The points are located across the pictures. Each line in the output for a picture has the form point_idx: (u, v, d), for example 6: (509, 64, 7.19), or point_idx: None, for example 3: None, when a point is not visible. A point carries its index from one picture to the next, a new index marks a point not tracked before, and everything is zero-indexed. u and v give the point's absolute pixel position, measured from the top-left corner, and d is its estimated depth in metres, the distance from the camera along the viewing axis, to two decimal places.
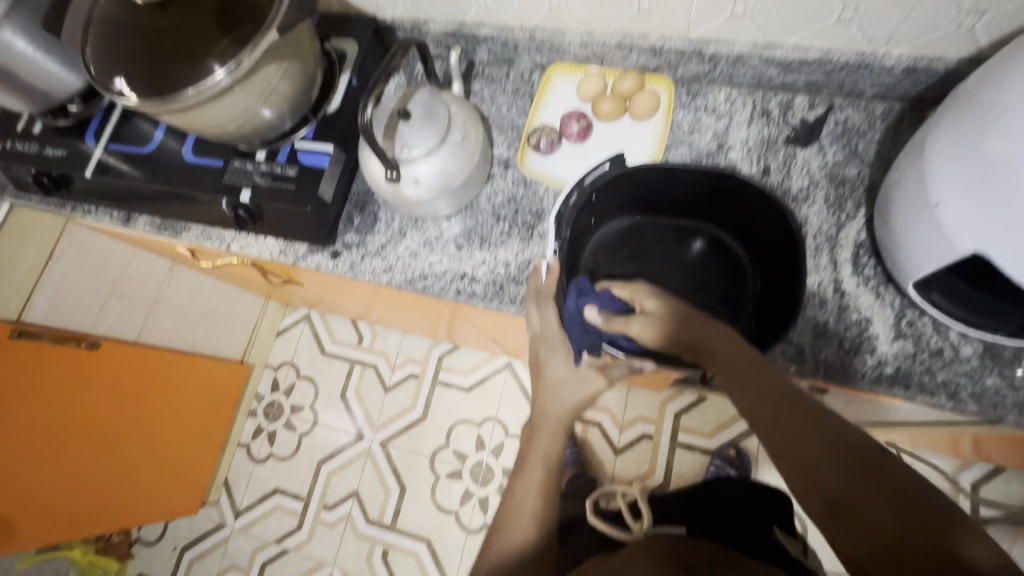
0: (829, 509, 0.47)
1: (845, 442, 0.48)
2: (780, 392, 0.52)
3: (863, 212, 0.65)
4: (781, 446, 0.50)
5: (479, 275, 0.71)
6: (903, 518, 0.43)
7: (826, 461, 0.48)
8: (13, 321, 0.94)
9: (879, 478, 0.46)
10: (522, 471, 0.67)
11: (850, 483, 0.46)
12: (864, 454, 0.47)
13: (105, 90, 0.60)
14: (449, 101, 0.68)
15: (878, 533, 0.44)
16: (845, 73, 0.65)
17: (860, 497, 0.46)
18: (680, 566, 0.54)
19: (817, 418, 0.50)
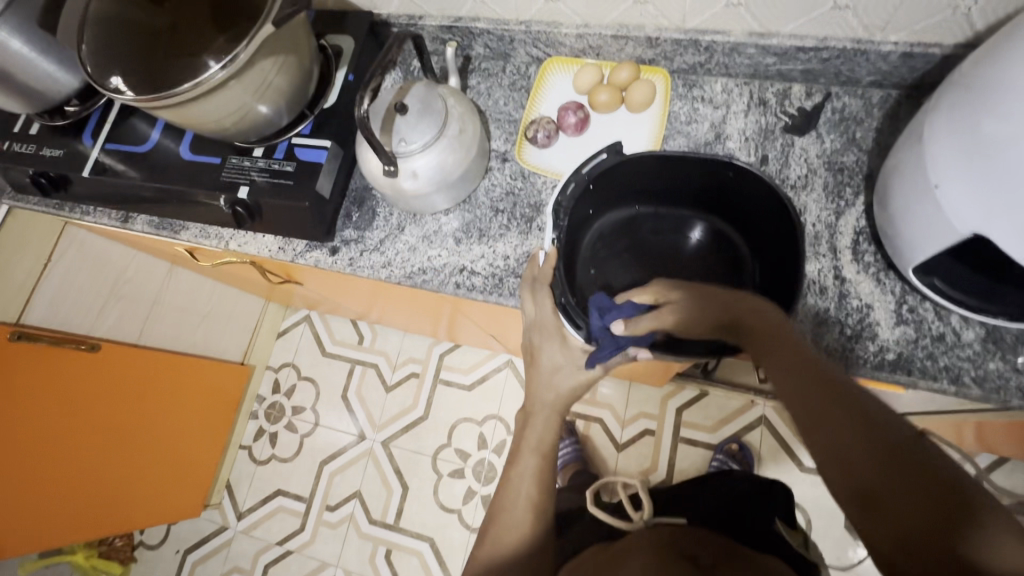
0: (858, 499, 0.47)
1: (882, 433, 0.47)
2: (818, 378, 0.51)
3: (862, 199, 0.65)
4: (815, 434, 0.50)
5: (478, 268, 0.71)
6: (934, 513, 0.43)
7: (859, 451, 0.47)
8: (13, 323, 0.94)
9: (914, 471, 0.45)
10: (517, 458, 0.67)
11: (883, 475, 0.46)
12: (900, 445, 0.47)
13: (100, 87, 0.59)
14: (446, 95, 0.68)
15: (907, 526, 0.44)
16: (841, 61, 0.65)
17: (894, 493, 0.45)
18: (683, 554, 0.54)
19: (854, 406, 0.49)
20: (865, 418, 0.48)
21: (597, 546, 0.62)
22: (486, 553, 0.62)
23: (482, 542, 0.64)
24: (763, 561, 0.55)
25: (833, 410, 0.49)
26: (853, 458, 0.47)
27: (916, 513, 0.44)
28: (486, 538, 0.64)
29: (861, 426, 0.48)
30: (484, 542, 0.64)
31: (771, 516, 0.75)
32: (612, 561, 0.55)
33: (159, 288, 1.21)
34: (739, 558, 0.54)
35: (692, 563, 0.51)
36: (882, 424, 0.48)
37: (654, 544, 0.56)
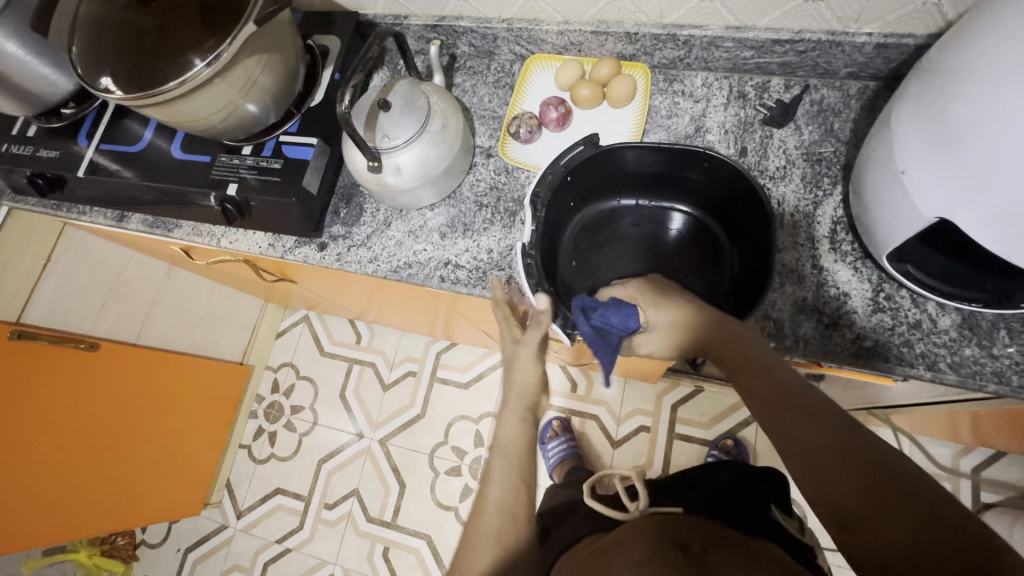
0: (839, 521, 0.45)
1: (857, 450, 0.46)
2: (790, 395, 0.51)
3: (840, 188, 0.65)
4: (791, 452, 0.49)
5: (463, 262, 0.72)
6: (919, 536, 0.41)
7: (834, 469, 0.46)
8: (14, 322, 0.95)
9: (893, 488, 0.43)
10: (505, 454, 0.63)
11: (863, 496, 0.44)
12: (876, 462, 0.45)
13: (92, 88, 0.61)
14: (429, 92, 0.69)
15: (892, 551, 0.41)
16: (818, 53, 0.66)
17: (869, 508, 0.43)
18: (675, 544, 0.52)
19: (827, 422, 0.48)
20: (837, 434, 0.47)
21: (589, 540, 0.63)
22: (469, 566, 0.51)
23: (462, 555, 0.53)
24: (760, 553, 0.54)
25: (805, 428, 0.48)
26: (828, 476, 0.46)
27: (898, 536, 0.41)
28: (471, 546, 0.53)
29: (835, 444, 0.46)
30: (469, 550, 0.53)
31: (765, 505, 0.73)
32: (602, 553, 0.55)
33: (158, 288, 1.23)
34: (733, 547, 0.53)
35: (684, 553, 0.50)
36: (858, 439, 0.47)
37: (644, 534, 0.56)
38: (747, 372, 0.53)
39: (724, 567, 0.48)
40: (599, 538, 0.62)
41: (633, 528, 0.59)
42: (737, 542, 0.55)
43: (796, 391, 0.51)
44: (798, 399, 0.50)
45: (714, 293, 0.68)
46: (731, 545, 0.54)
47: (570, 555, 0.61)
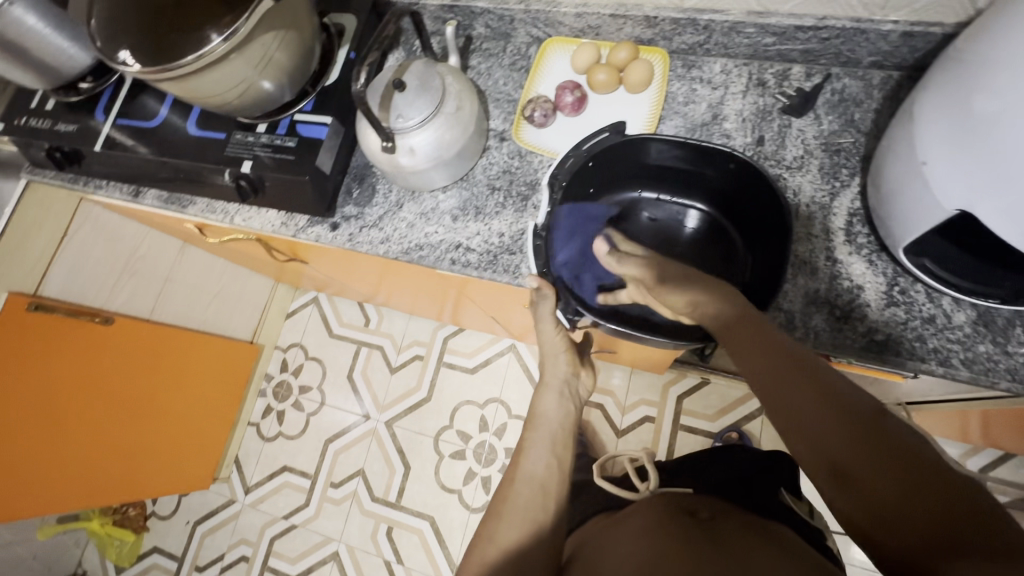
0: (831, 477, 0.44)
1: (849, 405, 0.45)
2: (783, 354, 0.50)
3: (858, 180, 0.65)
4: (785, 415, 0.47)
5: (474, 245, 0.72)
6: (912, 491, 0.41)
7: (827, 426, 0.45)
8: (31, 295, 0.97)
9: (887, 444, 0.43)
10: (530, 431, 0.69)
11: (857, 452, 0.43)
12: (869, 418, 0.44)
13: (111, 62, 0.61)
14: (444, 73, 0.69)
15: (885, 504, 0.41)
16: (841, 41, 0.64)
17: (864, 465, 0.43)
18: (685, 511, 0.58)
19: (819, 378, 0.47)
20: (830, 391, 0.46)
21: (600, 517, 0.68)
22: (501, 534, 0.60)
23: (497, 518, 0.62)
24: (763, 523, 0.58)
25: (799, 390, 0.47)
26: (822, 433, 0.45)
27: (891, 491, 0.41)
28: (503, 515, 0.62)
29: (827, 399, 0.46)
30: (499, 522, 0.61)
31: (771, 495, 0.72)
32: (617, 521, 0.61)
33: (171, 266, 1.23)
34: (738, 516, 0.58)
35: (691, 517, 0.57)
36: (853, 398, 0.46)
37: (654, 507, 0.60)
38: (741, 333, 0.52)
39: (730, 529, 0.54)
40: (611, 514, 0.67)
41: (647, 501, 0.63)
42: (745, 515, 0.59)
43: (786, 348, 0.50)
44: (789, 356, 0.50)
45: None
46: (739, 517, 0.58)
47: (586, 527, 0.67)
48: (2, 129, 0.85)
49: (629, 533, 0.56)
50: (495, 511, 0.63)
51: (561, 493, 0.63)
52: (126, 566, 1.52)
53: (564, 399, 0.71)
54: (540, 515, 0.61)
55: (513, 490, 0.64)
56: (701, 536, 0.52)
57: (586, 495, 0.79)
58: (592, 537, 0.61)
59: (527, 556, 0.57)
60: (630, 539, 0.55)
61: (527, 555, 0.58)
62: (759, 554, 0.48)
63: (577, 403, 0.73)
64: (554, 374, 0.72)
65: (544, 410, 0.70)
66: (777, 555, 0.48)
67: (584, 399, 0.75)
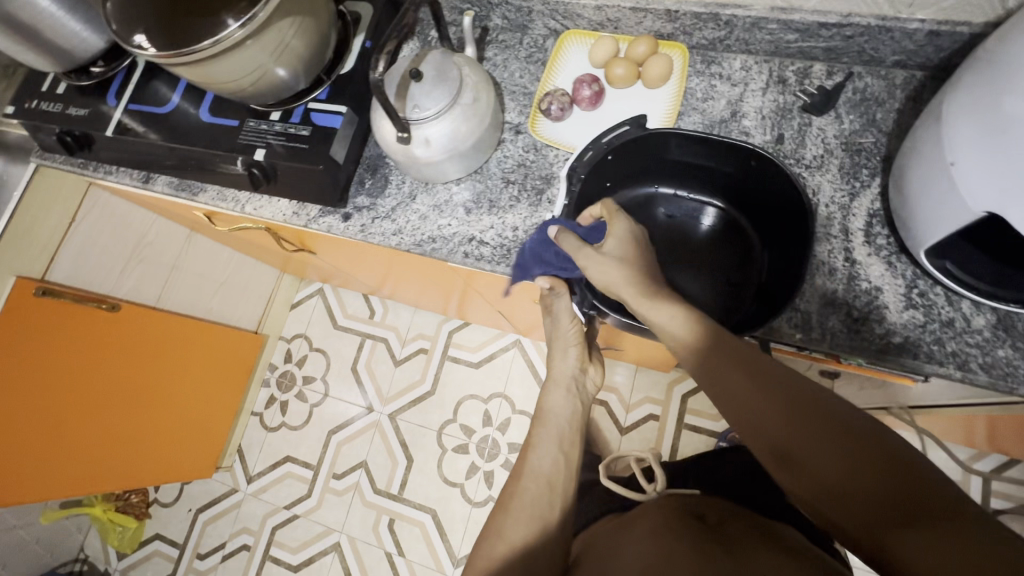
0: (779, 461, 0.46)
1: (788, 389, 0.47)
2: (723, 347, 0.50)
3: (879, 180, 0.64)
4: (730, 407, 0.49)
5: (487, 239, 0.72)
6: (855, 468, 0.42)
7: (768, 412, 0.46)
8: (39, 280, 0.96)
9: (825, 424, 0.44)
10: (537, 427, 0.68)
11: (799, 436, 0.44)
12: (807, 400, 0.45)
13: (126, 45, 0.60)
14: (461, 64, 0.68)
15: (831, 483, 0.43)
16: (865, 39, 0.63)
17: (806, 451, 0.44)
18: (694, 515, 0.57)
19: (756, 366, 0.48)
20: (767, 380, 0.47)
21: (607, 518, 0.68)
22: (509, 529, 0.60)
23: (504, 512, 0.62)
24: (772, 526, 0.58)
25: (739, 382, 0.48)
26: (765, 420, 0.46)
27: (833, 470, 0.43)
28: (511, 510, 0.62)
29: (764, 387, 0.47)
30: (506, 517, 0.62)
31: (777, 490, 0.73)
32: (625, 523, 0.60)
33: (178, 254, 1.22)
34: (748, 520, 0.57)
35: (699, 521, 0.56)
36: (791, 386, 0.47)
37: (659, 508, 0.60)
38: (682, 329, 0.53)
39: (738, 533, 0.53)
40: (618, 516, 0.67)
41: (654, 504, 0.62)
42: (755, 518, 0.58)
43: (722, 339, 0.51)
44: (726, 348, 0.50)
45: (739, 292, 0.66)
46: (746, 519, 0.57)
47: (595, 527, 0.67)
48: (12, 112, 0.84)
49: (635, 534, 0.56)
50: (503, 505, 0.63)
51: (568, 491, 0.64)
52: (128, 553, 1.52)
53: (572, 395, 0.69)
54: (546, 512, 0.62)
55: (521, 485, 0.64)
56: (711, 539, 0.51)
57: (593, 493, 0.79)
58: (600, 539, 0.61)
59: (536, 555, 0.58)
60: (637, 542, 0.54)
61: (535, 554, 0.58)
62: (766, 556, 0.48)
63: (584, 399, 0.70)
64: (562, 370, 0.69)
65: (552, 406, 0.68)
66: (784, 557, 0.48)
67: (591, 394, 0.73)
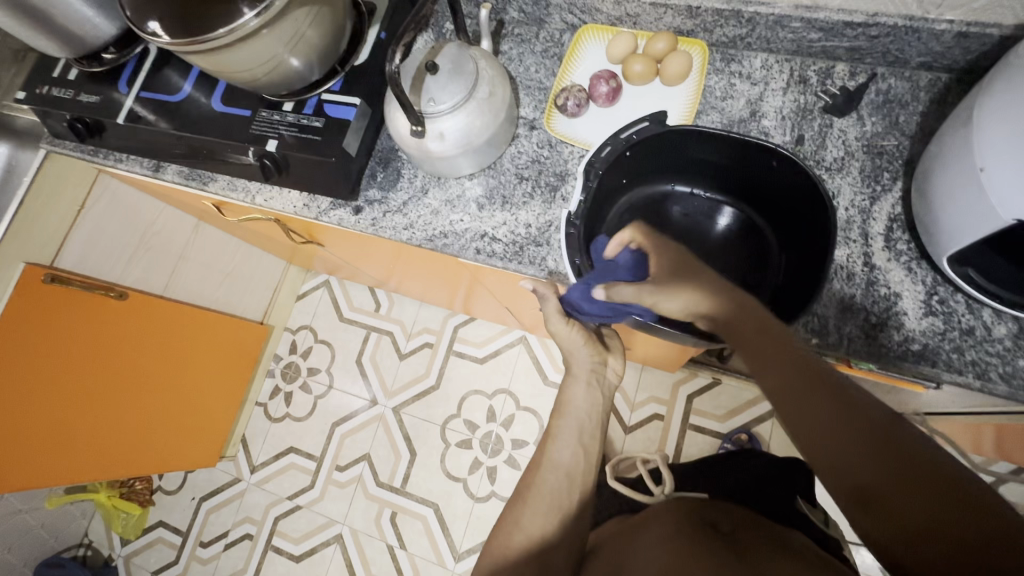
0: (854, 496, 0.44)
1: (876, 426, 0.44)
2: (809, 374, 0.47)
3: (900, 185, 0.63)
4: (810, 437, 0.46)
5: (500, 235, 0.71)
6: (940, 510, 0.41)
7: (854, 447, 0.44)
8: (48, 266, 0.96)
9: (914, 467, 0.42)
10: (557, 420, 0.67)
11: (881, 471, 0.43)
12: (891, 436, 0.44)
13: (140, 32, 0.60)
14: (478, 57, 0.67)
15: (911, 524, 0.41)
16: (891, 40, 0.62)
17: (890, 491, 0.42)
18: (709, 522, 0.56)
19: (846, 399, 0.46)
20: (858, 416, 0.45)
21: (618, 519, 0.68)
22: (526, 522, 0.61)
23: (521, 504, 0.63)
24: (782, 530, 0.57)
25: (825, 413, 0.45)
26: (849, 455, 0.44)
27: (916, 509, 0.41)
28: (529, 502, 0.62)
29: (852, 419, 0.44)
30: (524, 507, 0.62)
31: (783, 500, 0.72)
32: (637, 526, 0.60)
33: (185, 244, 1.22)
34: (760, 528, 0.56)
35: (714, 529, 0.55)
36: (879, 422, 0.44)
37: (673, 511, 0.59)
38: (765, 349, 0.49)
39: (754, 542, 0.53)
40: (627, 518, 0.66)
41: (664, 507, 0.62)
42: (764, 523, 0.58)
43: (809, 367, 0.48)
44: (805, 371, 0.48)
45: (752, 295, 0.66)
46: (756, 524, 0.57)
47: (605, 528, 0.66)
48: (23, 97, 0.84)
49: (649, 537, 0.56)
50: (521, 497, 0.64)
51: (578, 491, 0.63)
52: (132, 539, 1.53)
53: (593, 389, 0.67)
54: (565, 503, 0.62)
55: (541, 477, 0.64)
56: (731, 544, 0.51)
57: (600, 493, 0.79)
58: (613, 541, 0.60)
59: (546, 552, 0.58)
60: (650, 546, 0.54)
61: (544, 549, 0.58)
62: (782, 563, 0.47)
63: (605, 392, 0.69)
64: (580, 363, 0.68)
65: (572, 398, 0.67)
66: (796, 563, 0.48)
67: (613, 385, 0.70)
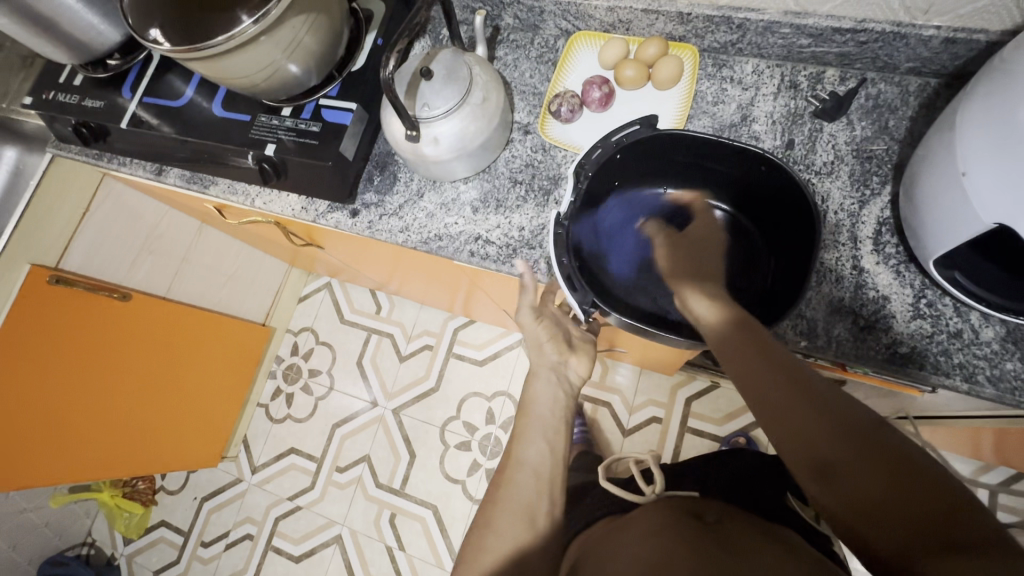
0: (815, 471, 0.44)
1: (837, 408, 0.45)
2: (776, 362, 0.49)
3: (889, 189, 0.63)
4: (775, 419, 0.47)
5: (493, 238, 0.72)
6: (895, 481, 0.41)
7: (814, 426, 0.45)
8: (52, 268, 0.98)
9: (872, 445, 0.43)
10: (522, 421, 0.69)
11: (844, 448, 0.43)
12: (847, 411, 0.45)
13: (141, 38, 0.61)
14: (472, 63, 0.68)
15: (870, 497, 0.41)
16: (880, 45, 0.63)
17: (849, 468, 0.42)
18: (693, 519, 0.56)
19: (809, 385, 0.47)
20: (820, 399, 0.46)
21: (605, 520, 0.68)
22: (497, 521, 0.62)
23: (491, 505, 0.63)
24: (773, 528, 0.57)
25: (789, 395, 0.47)
26: (809, 434, 0.45)
27: (874, 483, 0.41)
28: (498, 502, 0.63)
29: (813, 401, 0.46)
30: (495, 508, 0.63)
31: (772, 497, 0.71)
32: (622, 526, 0.60)
33: (188, 245, 1.23)
34: (739, 520, 0.56)
35: (700, 521, 0.56)
36: (840, 405, 0.45)
37: (656, 512, 0.59)
38: (737, 340, 0.51)
39: (728, 531, 0.54)
40: (615, 518, 0.66)
41: (651, 506, 0.62)
42: (748, 517, 0.58)
43: (778, 356, 0.49)
44: (767, 352, 0.50)
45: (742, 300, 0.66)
46: (743, 520, 0.57)
47: (593, 530, 0.67)
48: (30, 102, 0.86)
49: (634, 533, 0.56)
50: (491, 497, 0.65)
51: (555, 490, 0.64)
52: (134, 538, 1.54)
53: (554, 385, 0.70)
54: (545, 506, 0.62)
55: (509, 477, 0.65)
56: (691, 539, 0.51)
57: (594, 495, 0.79)
58: (599, 542, 0.60)
59: (530, 550, 0.59)
60: (636, 542, 0.54)
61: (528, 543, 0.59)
62: (764, 555, 0.48)
63: (569, 390, 0.72)
64: (541, 361, 0.72)
65: (536, 398, 0.70)
66: (784, 556, 0.48)
67: (576, 388, 0.73)
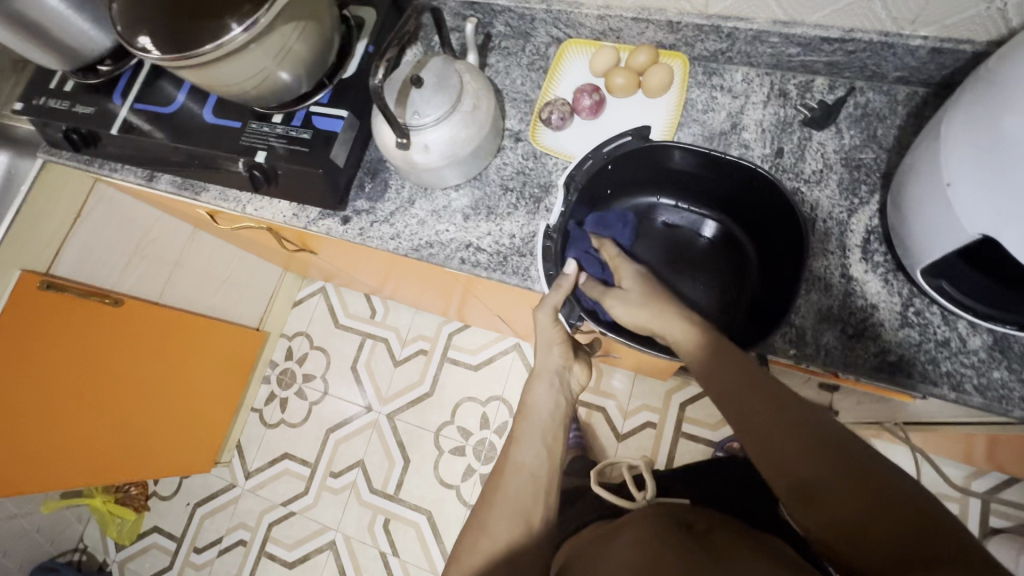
0: (795, 494, 0.45)
1: (815, 431, 0.46)
2: (755, 386, 0.49)
3: (877, 198, 0.63)
4: (756, 444, 0.48)
5: (484, 245, 0.72)
6: (871, 500, 0.42)
7: (794, 451, 0.45)
8: (43, 273, 0.97)
9: (850, 467, 0.43)
10: (519, 424, 0.68)
11: (823, 471, 0.44)
12: (825, 433, 0.46)
13: (131, 46, 0.61)
14: (462, 70, 0.68)
15: (849, 519, 0.42)
16: (867, 55, 0.63)
17: (829, 491, 0.43)
18: (684, 527, 0.57)
19: (787, 408, 0.47)
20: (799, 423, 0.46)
21: (596, 525, 0.68)
22: (492, 525, 0.61)
23: (487, 508, 0.63)
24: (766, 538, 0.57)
25: (769, 420, 0.47)
26: (790, 460, 0.45)
27: (853, 504, 0.42)
28: (496, 505, 0.62)
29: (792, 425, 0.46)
30: (490, 512, 0.62)
31: (765, 504, 0.72)
32: (611, 532, 0.60)
33: (181, 250, 1.23)
34: (733, 530, 0.57)
35: (687, 530, 0.56)
36: (818, 428, 0.46)
37: (646, 517, 0.60)
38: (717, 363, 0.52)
39: (721, 540, 0.54)
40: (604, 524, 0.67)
41: (640, 512, 0.62)
42: (742, 527, 0.58)
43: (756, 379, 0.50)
44: (744, 372, 0.50)
45: (732, 309, 0.66)
46: (733, 528, 0.57)
47: (585, 532, 0.67)
48: (21, 107, 0.86)
49: (623, 542, 0.56)
50: (487, 500, 0.64)
51: (551, 493, 0.64)
52: (126, 544, 1.53)
53: (555, 390, 0.69)
54: (537, 515, 0.62)
55: (504, 480, 0.64)
56: (688, 550, 0.50)
57: (585, 502, 0.79)
58: (587, 548, 0.60)
59: (520, 558, 0.59)
60: (625, 548, 0.54)
61: (518, 553, 0.59)
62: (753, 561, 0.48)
63: (569, 396, 0.70)
64: (545, 364, 0.69)
65: (535, 402, 0.68)
66: (772, 563, 0.48)
67: (576, 393, 0.72)
